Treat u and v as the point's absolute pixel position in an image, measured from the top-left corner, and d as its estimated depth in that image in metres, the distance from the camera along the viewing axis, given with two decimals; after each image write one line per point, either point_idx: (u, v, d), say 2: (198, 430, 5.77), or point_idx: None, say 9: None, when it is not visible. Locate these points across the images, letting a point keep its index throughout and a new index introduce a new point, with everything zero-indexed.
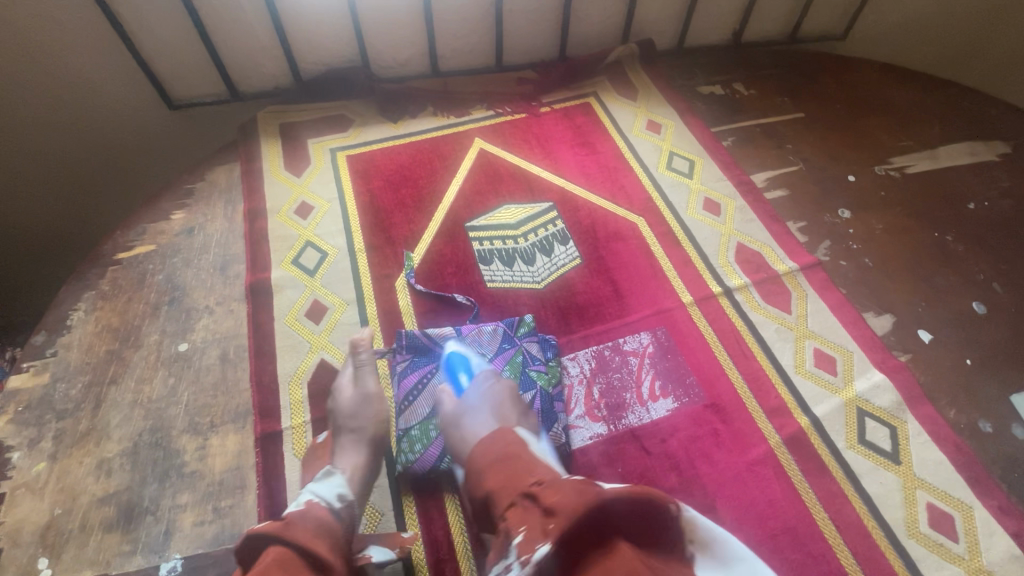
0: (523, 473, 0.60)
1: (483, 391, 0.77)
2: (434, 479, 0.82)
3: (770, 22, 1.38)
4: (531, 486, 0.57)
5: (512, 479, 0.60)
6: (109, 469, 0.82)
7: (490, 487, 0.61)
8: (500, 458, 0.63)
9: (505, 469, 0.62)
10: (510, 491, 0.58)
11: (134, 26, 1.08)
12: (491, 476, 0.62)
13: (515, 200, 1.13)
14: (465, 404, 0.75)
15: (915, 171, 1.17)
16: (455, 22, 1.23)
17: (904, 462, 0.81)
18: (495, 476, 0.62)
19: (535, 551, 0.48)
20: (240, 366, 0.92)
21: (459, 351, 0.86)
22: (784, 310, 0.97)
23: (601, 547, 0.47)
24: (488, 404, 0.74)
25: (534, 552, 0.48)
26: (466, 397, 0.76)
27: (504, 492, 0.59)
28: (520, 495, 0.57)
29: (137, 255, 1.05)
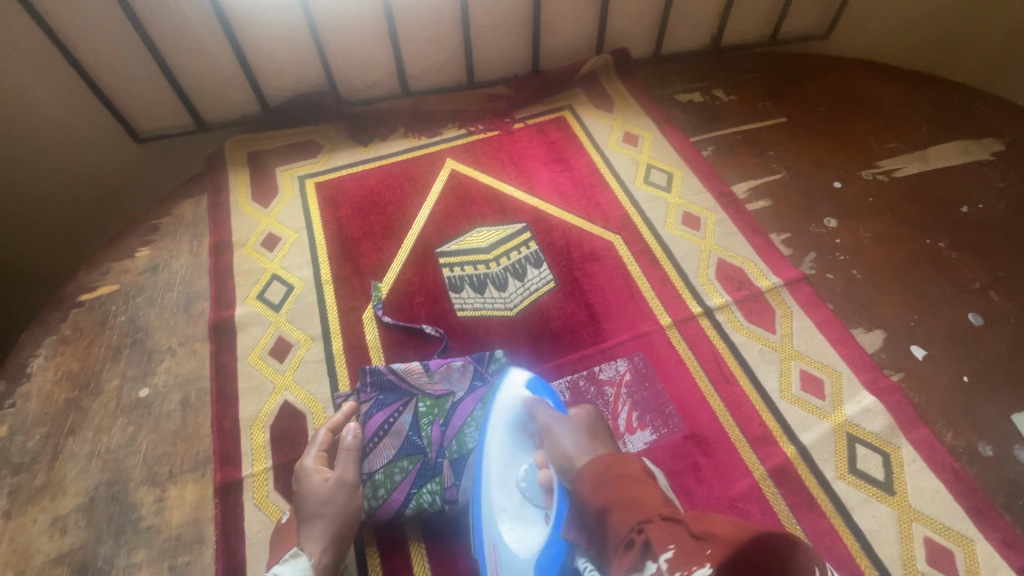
0: (650, 498, 0.59)
1: (573, 412, 0.77)
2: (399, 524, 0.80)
3: (748, 25, 1.34)
4: (664, 511, 0.56)
5: (631, 507, 0.59)
6: (64, 527, 0.79)
7: (604, 502, 0.62)
8: (620, 477, 0.64)
9: (620, 484, 0.63)
10: (643, 511, 0.57)
11: (91, 60, 1.05)
12: (608, 491, 0.62)
13: (487, 222, 1.09)
14: (557, 426, 0.75)
15: (904, 174, 1.12)
16: (422, 41, 1.20)
17: (898, 493, 0.76)
18: (613, 492, 0.62)
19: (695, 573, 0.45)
20: (201, 411, 0.88)
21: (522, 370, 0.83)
22: (768, 329, 0.92)
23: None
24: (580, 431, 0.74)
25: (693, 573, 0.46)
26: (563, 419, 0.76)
27: (624, 512, 0.58)
28: (644, 521, 0.56)
29: (100, 295, 1.02)
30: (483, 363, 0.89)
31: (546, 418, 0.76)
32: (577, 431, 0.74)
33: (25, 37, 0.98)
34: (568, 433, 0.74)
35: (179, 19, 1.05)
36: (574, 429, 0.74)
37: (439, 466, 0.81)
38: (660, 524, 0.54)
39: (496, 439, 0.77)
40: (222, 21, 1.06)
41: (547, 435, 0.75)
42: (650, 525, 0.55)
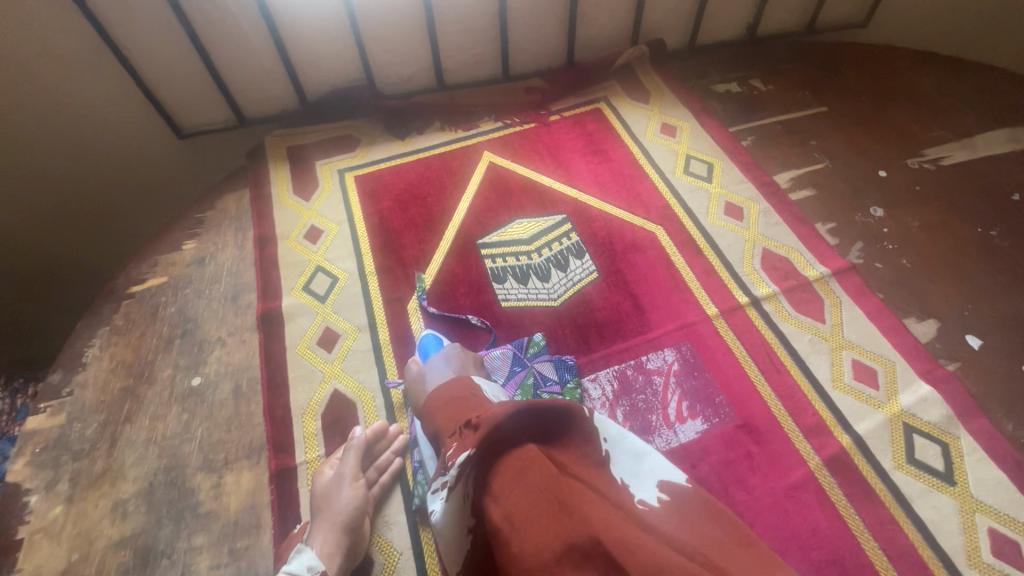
0: (467, 410, 0.62)
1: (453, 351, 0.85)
2: None
3: (786, 13, 1.32)
4: (469, 416, 0.57)
5: (457, 415, 0.63)
6: (125, 511, 0.81)
7: (438, 425, 0.65)
8: (449, 400, 0.67)
9: (453, 408, 0.65)
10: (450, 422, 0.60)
11: (138, 56, 1.07)
12: (441, 414, 0.65)
13: (527, 214, 1.09)
14: (428, 367, 0.83)
15: (952, 163, 1.10)
16: (459, 34, 1.21)
17: (960, 484, 0.75)
18: (443, 415, 0.64)
19: (459, 455, 0.51)
20: (253, 399, 0.90)
21: (432, 334, 0.90)
22: (817, 319, 0.91)
23: (516, 451, 0.51)
24: (449, 364, 0.82)
25: (458, 457, 0.51)
26: (433, 359, 0.84)
27: (448, 425, 0.62)
28: (460, 426, 0.57)
29: (150, 287, 1.04)
30: (522, 348, 0.90)
31: (413, 370, 0.84)
32: (448, 359, 0.83)
33: (75, 34, 1.00)
34: (435, 362, 0.83)
35: (224, 16, 1.06)
36: (442, 359, 0.83)
37: None
38: (463, 429, 0.55)
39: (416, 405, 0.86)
40: (266, 19, 1.07)
41: (412, 378, 0.84)
42: (455, 431, 0.59)
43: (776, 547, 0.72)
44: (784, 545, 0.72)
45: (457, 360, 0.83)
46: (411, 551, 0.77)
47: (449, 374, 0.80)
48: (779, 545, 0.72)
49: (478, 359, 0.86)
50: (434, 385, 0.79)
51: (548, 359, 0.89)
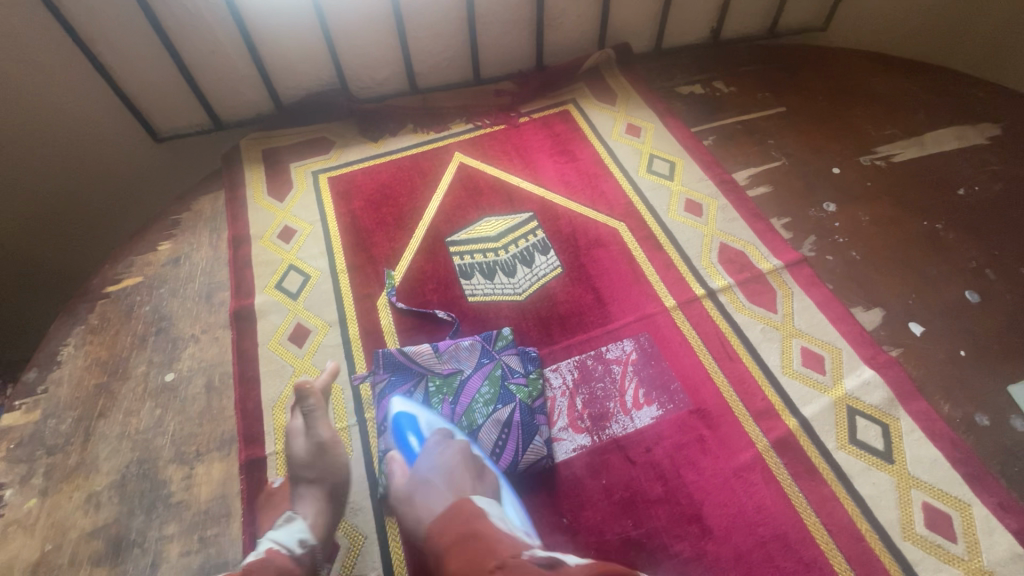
0: (484, 557, 0.54)
1: (445, 452, 0.73)
2: None
3: (746, 18, 1.37)
4: (493, 571, 0.52)
5: (473, 561, 0.54)
6: (98, 502, 0.83)
7: (452, 572, 0.54)
8: (462, 538, 0.58)
9: (466, 553, 0.56)
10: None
11: (114, 62, 1.10)
12: (451, 560, 0.56)
13: (495, 212, 1.13)
14: (417, 476, 0.70)
15: (902, 159, 1.14)
16: (429, 39, 1.24)
17: (897, 461, 0.79)
18: (454, 558, 0.56)
19: None
20: (225, 394, 0.92)
21: (407, 411, 0.82)
22: (769, 309, 0.95)
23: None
24: (441, 473, 0.69)
25: None
26: (419, 461, 0.72)
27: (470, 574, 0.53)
28: None
29: (125, 287, 1.06)
30: (490, 341, 0.92)
31: (400, 480, 0.71)
32: (437, 472, 0.69)
33: (52, 43, 1.03)
34: (425, 474, 0.69)
35: (198, 22, 1.09)
36: (427, 463, 0.71)
37: None
38: None
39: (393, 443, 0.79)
40: (237, 24, 1.10)
41: (396, 492, 0.70)
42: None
43: (723, 524, 0.76)
44: (730, 523, 0.76)
45: (452, 465, 0.71)
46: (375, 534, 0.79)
47: (448, 491, 0.66)
48: (726, 522, 0.76)
49: (476, 464, 0.72)
50: (429, 506, 0.65)
51: (517, 352, 0.91)
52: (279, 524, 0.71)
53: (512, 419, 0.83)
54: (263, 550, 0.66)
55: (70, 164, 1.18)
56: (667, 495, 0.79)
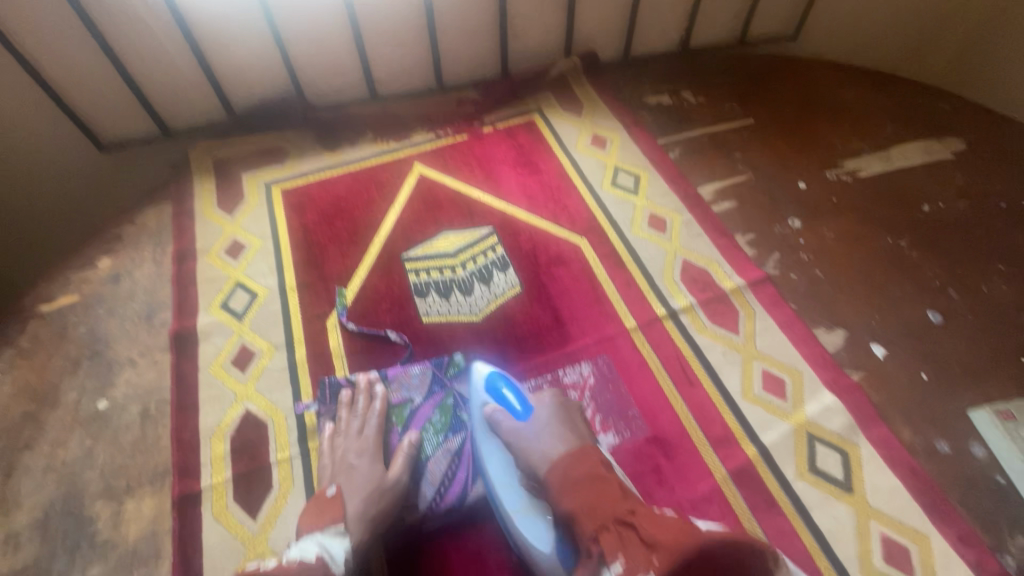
0: (611, 498, 0.63)
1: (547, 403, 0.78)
2: None
3: (716, 27, 1.35)
4: (624, 513, 0.61)
5: (599, 505, 0.63)
6: (17, 543, 0.77)
7: (571, 506, 0.65)
8: (581, 480, 0.67)
9: (592, 487, 0.66)
10: (602, 514, 0.62)
11: (47, 66, 1.04)
12: (572, 497, 0.66)
13: (454, 227, 1.09)
14: (523, 426, 0.76)
15: (867, 174, 1.13)
16: (389, 45, 1.20)
17: (857, 491, 0.77)
18: (577, 497, 0.65)
19: None
20: (161, 422, 0.87)
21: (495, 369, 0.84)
22: (731, 330, 0.92)
23: None
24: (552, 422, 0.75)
25: None
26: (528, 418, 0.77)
27: (591, 515, 0.63)
28: (610, 521, 0.61)
29: (60, 306, 1.00)
30: (442, 367, 0.90)
31: (506, 426, 0.77)
32: (552, 420, 0.76)
33: None
34: (533, 427, 0.75)
35: (138, 24, 1.04)
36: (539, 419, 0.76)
37: None
38: (619, 530, 0.59)
39: (482, 446, 0.80)
40: (181, 26, 1.05)
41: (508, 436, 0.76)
42: (607, 531, 0.60)
43: None
44: None
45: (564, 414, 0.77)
46: None
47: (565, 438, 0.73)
48: None
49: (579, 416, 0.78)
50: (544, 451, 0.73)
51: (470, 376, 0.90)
52: (329, 532, 0.70)
53: (463, 449, 0.84)
54: (312, 554, 0.66)
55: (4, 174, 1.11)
56: None
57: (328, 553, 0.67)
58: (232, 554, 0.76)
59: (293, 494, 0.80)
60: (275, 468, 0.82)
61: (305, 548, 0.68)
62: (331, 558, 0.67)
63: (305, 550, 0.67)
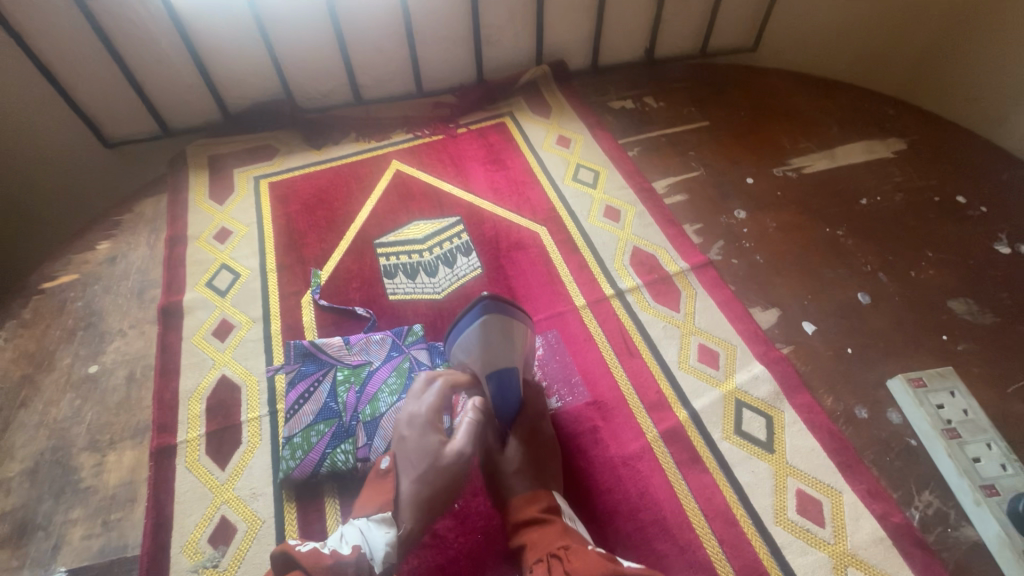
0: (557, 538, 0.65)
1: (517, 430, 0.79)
2: (317, 484, 0.84)
3: (677, 38, 1.45)
4: (559, 548, 0.62)
5: (543, 544, 0.65)
6: (8, 488, 0.85)
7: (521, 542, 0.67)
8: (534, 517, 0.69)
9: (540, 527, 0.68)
10: (540, 548, 0.64)
11: (60, 69, 1.15)
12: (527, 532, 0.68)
13: (424, 216, 1.17)
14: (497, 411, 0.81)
15: (812, 171, 1.21)
16: (371, 53, 1.31)
17: (777, 451, 0.82)
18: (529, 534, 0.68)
19: None
20: (145, 385, 0.95)
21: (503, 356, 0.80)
22: (673, 308, 1.00)
23: None
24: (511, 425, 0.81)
25: None
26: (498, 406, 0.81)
27: (535, 548, 0.65)
28: (547, 555, 0.62)
29: (61, 284, 1.10)
30: (401, 336, 0.97)
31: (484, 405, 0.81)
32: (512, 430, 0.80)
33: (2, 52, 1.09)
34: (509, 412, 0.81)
35: (142, 33, 1.15)
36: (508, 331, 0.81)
37: (354, 429, 0.86)
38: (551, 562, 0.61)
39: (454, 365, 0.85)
40: (181, 35, 1.16)
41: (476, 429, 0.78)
42: (540, 562, 0.62)
43: (607, 509, 0.79)
44: (614, 507, 0.79)
45: (516, 330, 0.83)
46: (273, 519, 0.81)
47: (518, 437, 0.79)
48: (610, 508, 0.79)
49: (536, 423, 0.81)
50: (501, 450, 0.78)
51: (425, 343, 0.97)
52: (374, 520, 0.67)
53: None
54: (350, 545, 0.63)
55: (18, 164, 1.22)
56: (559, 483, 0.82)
57: (365, 543, 0.64)
58: (199, 499, 0.83)
59: (260, 449, 0.87)
60: (245, 425, 0.90)
61: (346, 535, 0.65)
62: (367, 549, 0.63)
63: (345, 539, 0.64)
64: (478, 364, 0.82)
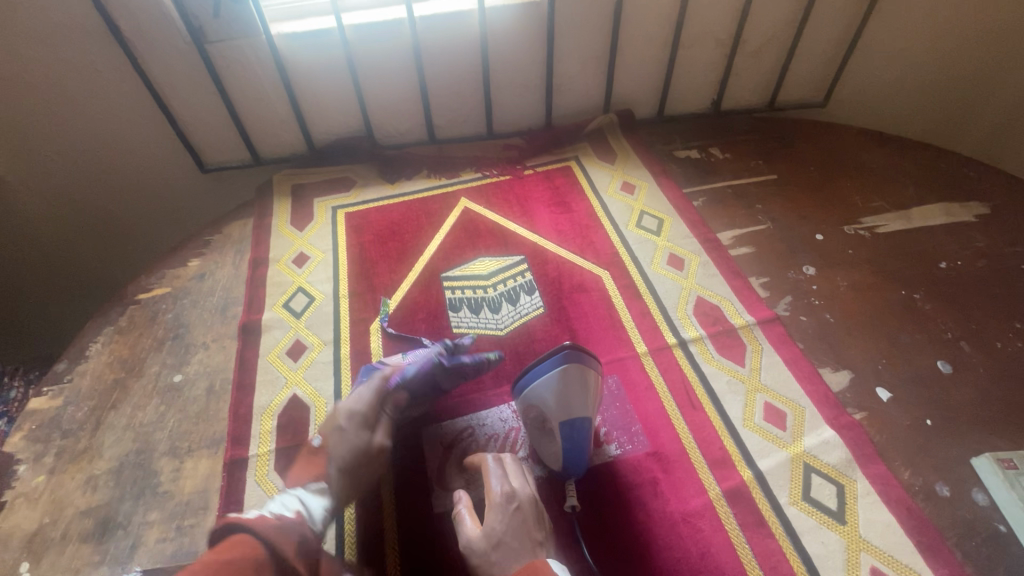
0: None
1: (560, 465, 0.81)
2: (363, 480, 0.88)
3: (746, 92, 1.47)
4: None
5: None
6: (95, 485, 0.91)
7: None
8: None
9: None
10: None
11: (177, 106, 1.28)
12: None
13: (489, 253, 1.21)
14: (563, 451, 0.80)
15: (887, 231, 1.18)
16: (449, 97, 1.38)
17: (849, 523, 0.79)
18: None
19: None
20: (222, 397, 1.01)
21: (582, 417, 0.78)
22: (738, 362, 0.98)
23: None
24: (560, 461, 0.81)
25: None
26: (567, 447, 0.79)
27: None
28: None
29: (154, 296, 1.19)
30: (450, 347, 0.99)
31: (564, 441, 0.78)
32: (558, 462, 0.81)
33: (130, 88, 1.22)
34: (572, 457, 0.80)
35: (249, 75, 1.27)
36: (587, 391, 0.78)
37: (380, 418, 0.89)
38: None
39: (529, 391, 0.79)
40: (282, 77, 1.27)
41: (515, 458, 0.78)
42: None
43: (667, 568, 0.77)
44: (674, 565, 0.77)
45: (592, 384, 0.79)
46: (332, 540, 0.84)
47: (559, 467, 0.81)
48: (670, 567, 0.77)
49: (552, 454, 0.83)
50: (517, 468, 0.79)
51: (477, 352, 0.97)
52: (310, 489, 0.79)
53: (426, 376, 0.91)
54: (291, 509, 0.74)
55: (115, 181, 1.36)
56: (619, 535, 0.80)
57: (304, 509, 0.75)
58: None
59: None
60: None
61: (286, 503, 0.75)
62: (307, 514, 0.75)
63: (286, 505, 0.74)
64: (557, 412, 0.77)
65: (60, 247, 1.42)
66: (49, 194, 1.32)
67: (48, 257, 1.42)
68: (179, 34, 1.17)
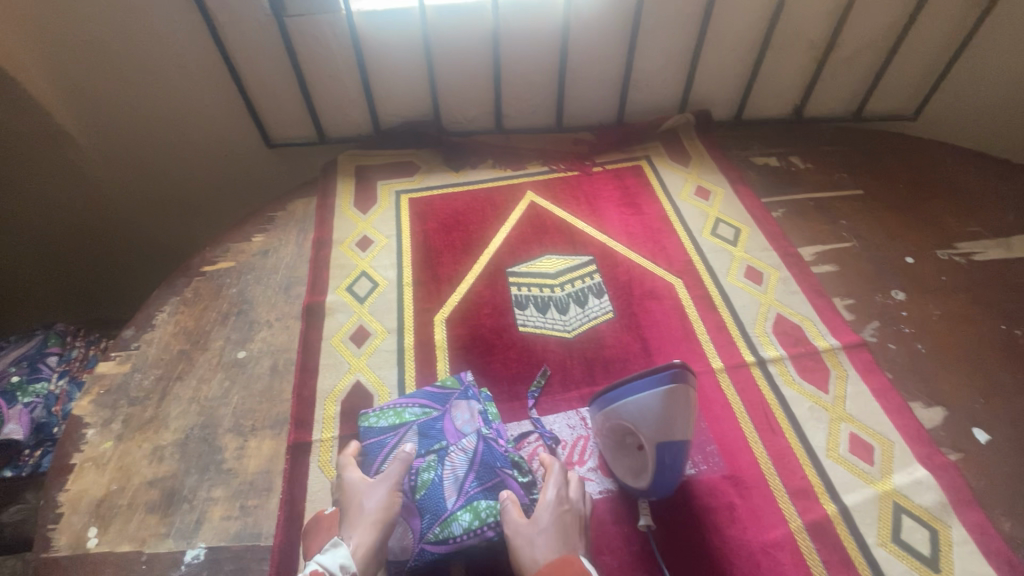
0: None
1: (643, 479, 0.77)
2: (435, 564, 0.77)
3: (833, 99, 1.39)
4: None
5: None
6: (161, 456, 0.92)
7: None
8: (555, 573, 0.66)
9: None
10: None
11: (252, 80, 1.27)
12: None
13: (557, 251, 1.18)
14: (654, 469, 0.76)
15: (984, 259, 1.11)
16: (523, 86, 1.34)
17: (944, 571, 0.75)
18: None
19: None
20: (286, 378, 1.01)
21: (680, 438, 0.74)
22: (821, 388, 0.93)
23: None
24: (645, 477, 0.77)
25: None
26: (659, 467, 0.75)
27: None
28: None
29: (219, 269, 1.18)
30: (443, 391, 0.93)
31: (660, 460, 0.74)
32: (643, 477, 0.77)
33: (209, 59, 1.21)
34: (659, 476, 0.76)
35: (325, 51, 1.24)
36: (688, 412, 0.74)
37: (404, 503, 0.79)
38: None
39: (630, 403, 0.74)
40: (359, 57, 1.24)
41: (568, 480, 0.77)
42: None
43: None
44: None
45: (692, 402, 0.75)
46: None
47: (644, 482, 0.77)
48: None
49: (633, 468, 0.79)
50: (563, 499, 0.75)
51: (460, 393, 0.92)
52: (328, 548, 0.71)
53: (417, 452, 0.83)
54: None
55: (182, 149, 1.37)
56: (694, 560, 0.77)
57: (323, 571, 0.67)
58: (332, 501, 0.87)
59: None
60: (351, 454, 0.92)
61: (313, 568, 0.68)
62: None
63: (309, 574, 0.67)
64: (658, 433, 0.73)
65: (123, 209, 1.46)
66: (117, 156, 1.35)
67: (109, 218, 1.46)
68: (259, 6, 1.14)
